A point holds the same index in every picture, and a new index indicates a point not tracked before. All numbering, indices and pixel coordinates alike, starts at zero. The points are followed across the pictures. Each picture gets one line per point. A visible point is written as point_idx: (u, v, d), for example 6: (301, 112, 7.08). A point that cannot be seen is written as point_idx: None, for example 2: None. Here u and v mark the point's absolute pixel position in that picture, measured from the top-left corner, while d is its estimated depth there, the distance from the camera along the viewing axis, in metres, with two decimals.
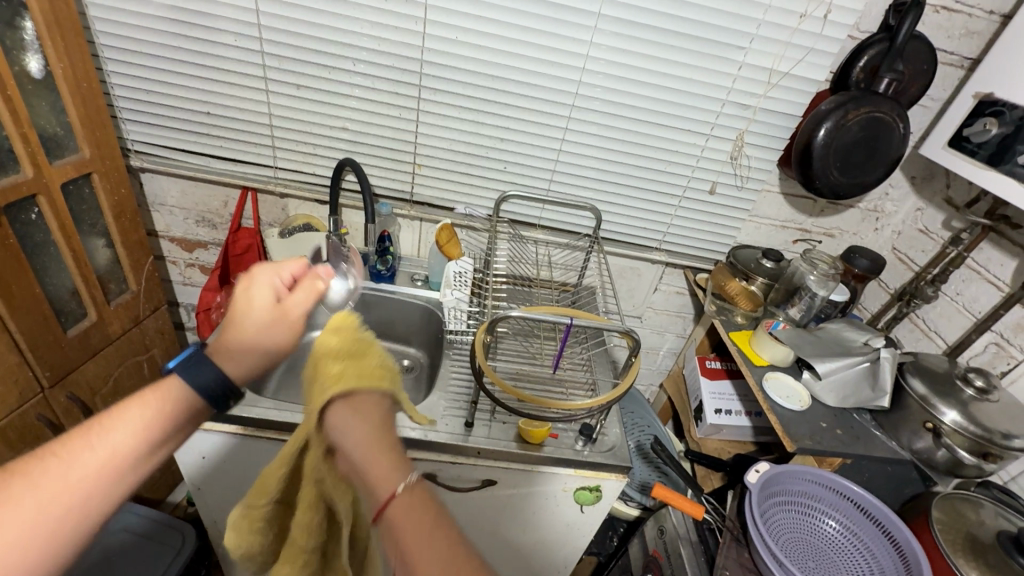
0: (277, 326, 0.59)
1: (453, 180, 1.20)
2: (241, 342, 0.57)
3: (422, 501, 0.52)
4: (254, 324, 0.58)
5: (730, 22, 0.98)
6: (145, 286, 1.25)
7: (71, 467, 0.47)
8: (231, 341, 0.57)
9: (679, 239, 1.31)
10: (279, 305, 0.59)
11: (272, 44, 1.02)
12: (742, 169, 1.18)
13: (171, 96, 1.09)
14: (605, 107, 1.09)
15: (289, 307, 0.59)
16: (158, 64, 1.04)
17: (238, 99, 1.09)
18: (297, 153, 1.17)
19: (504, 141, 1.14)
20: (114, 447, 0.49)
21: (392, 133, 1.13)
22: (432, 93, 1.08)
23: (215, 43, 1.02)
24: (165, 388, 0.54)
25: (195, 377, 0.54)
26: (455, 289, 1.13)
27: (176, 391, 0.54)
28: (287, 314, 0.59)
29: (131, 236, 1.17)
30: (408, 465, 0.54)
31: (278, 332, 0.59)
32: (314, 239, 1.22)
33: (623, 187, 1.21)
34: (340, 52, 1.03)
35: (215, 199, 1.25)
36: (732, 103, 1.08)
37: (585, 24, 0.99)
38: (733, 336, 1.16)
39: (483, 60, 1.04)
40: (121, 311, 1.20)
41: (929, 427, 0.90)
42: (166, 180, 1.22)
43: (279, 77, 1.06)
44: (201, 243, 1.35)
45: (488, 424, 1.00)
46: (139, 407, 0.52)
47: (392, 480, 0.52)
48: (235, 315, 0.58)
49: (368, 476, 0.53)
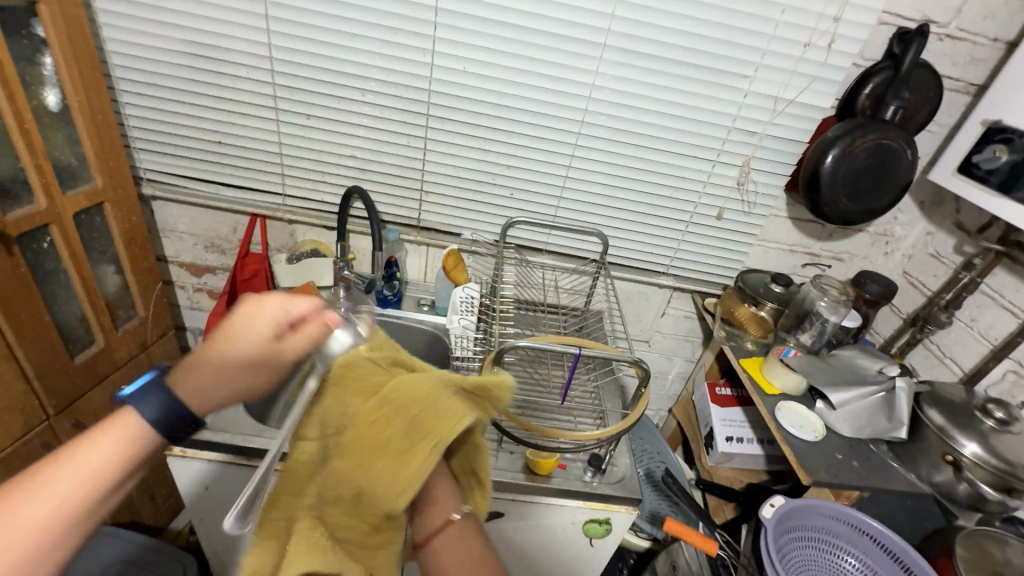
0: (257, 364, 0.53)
1: (460, 206, 1.20)
2: (211, 370, 0.52)
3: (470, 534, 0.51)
4: (229, 359, 0.52)
5: (734, 52, 0.99)
6: (153, 311, 1.25)
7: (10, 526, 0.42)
8: (197, 373, 0.52)
9: (687, 263, 1.30)
10: (273, 345, 0.52)
11: (284, 76, 1.04)
12: (749, 194, 1.17)
13: (184, 126, 1.11)
14: (610, 135, 1.10)
15: (280, 352, 0.53)
16: (172, 94, 1.06)
17: (249, 128, 1.11)
18: (306, 181, 1.18)
19: (510, 168, 1.15)
20: (62, 495, 0.44)
21: (399, 161, 1.14)
22: (439, 122, 1.09)
23: (228, 74, 1.04)
24: (117, 425, 0.48)
25: (143, 410, 0.48)
26: (463, 315, 1.13)
27: (127, 426, 0.48)
28: (276, 356, 0.53)
29: (140, 263, 1.18)
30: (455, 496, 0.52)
31: (260, 369, 0.53)
32: (322, 266, 1.24)
33: (630, 213, 1.21)
34: (350, 82, 1.04)
35: (224, 226, 1.27)
36: (738, 130, 1.08)
37: (591, 54, 1.00)
38: (743, 363, 1.15)
39: (491, 90, 1.05)
40: (129, 337, 1.20)
41: (949, 459, 0.88)
42: (177, 208, 1.23)
43: (290, 106, 1.08)
44: (210, 268, 1.36)
45: (495, 454, 0.99)
46: (80, 453, 0.46)
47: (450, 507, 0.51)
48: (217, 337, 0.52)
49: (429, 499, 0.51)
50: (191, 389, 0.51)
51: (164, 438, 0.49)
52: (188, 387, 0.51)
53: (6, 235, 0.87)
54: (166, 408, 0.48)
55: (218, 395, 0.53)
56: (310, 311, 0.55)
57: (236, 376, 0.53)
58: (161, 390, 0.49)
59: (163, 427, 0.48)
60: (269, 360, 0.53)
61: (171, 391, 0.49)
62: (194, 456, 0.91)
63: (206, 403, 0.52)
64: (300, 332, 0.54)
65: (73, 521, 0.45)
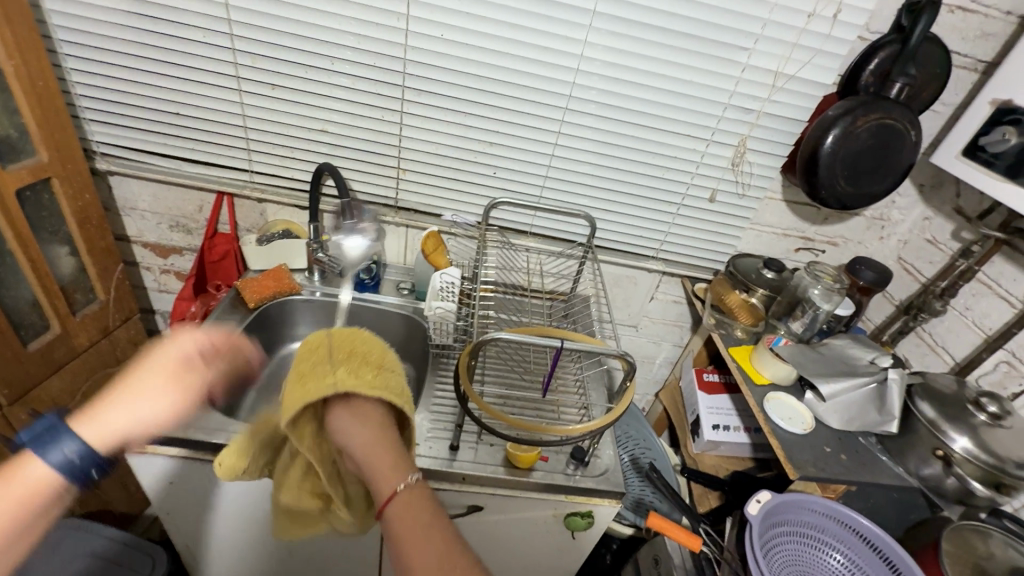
0: (173, 395, 0.59)
1: (440, 186, 1.14)
2: (122, 404, 0.56)
3: (419, 497, 0.57)
4: (141, 412, 0.57)
5: (734, 23, 0.92)
6: (114, 295, 1.18)
7: None
8: (104, 422, 0.55)
9: (677, 247, 1.25)
10: (180, 366, 0.60)
11: (245, 41, 0.95)
12: (744, 176, 1.11)
13: (138, 96, 1.01)
14: (600, 110, 1.03)
15: (190, 368, 0.61)
16: (121, 60, 0.97)
17: (209, 99, 1.02)
18: (274, 157, 1.10)
19: (493, 145, 1.08)
20: None
21: (374, 137, 1.06)
22: (416, 95, 1.01)
23: (182, 38, 0.94)
24: (18, 471, 0.51)
25: (49, 456, 0.51)
26: (443, 300, 1.08)
27: (31, 469, 0.51)
28: (187, 371, 0.61)
29: (97, 243, 1.10)
30: (409, 464, 0.60)
31: (172, 391, 0.59)
32: (292, 247, 1.19)
33: (620, 194, 1.15)
34: (317, 50, 0.96)
35: (189, 204, 1.19)
36: (735, 107, 1.02)
37: (578, 23, 0.93)
38: (732, 351, 1.11)
39: (471, 60, 0.97)
40: (89, 322, 1.14)
41: (939, 454, 0.86)
42: (136, 184, 1.15)
43: (253, 75, 0.99)
44: (176, 249, 1.29)
45: (474, 447, 0.95)
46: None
47: (395, 478, 0.57)
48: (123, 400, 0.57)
49: (371, 473, 0.59)
50: (99, 430, 0.55)
51: (69, 482, 0.52)
52: (97, 419, 0.55)
53: None
54: (76, 444, 0.52)
55: (134, 428, 0.57)
56: (198, 339, 0.65)
57: (158, 397, 0.58)
58: (68, 432, 0.53)
59: (67, 466, 0.51)
60: (186, 375, 0.60)
61: (77, 433, 0.53)
62: (155, 452, 0.86)
63: (116, 438, 0.56)
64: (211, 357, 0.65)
65: None
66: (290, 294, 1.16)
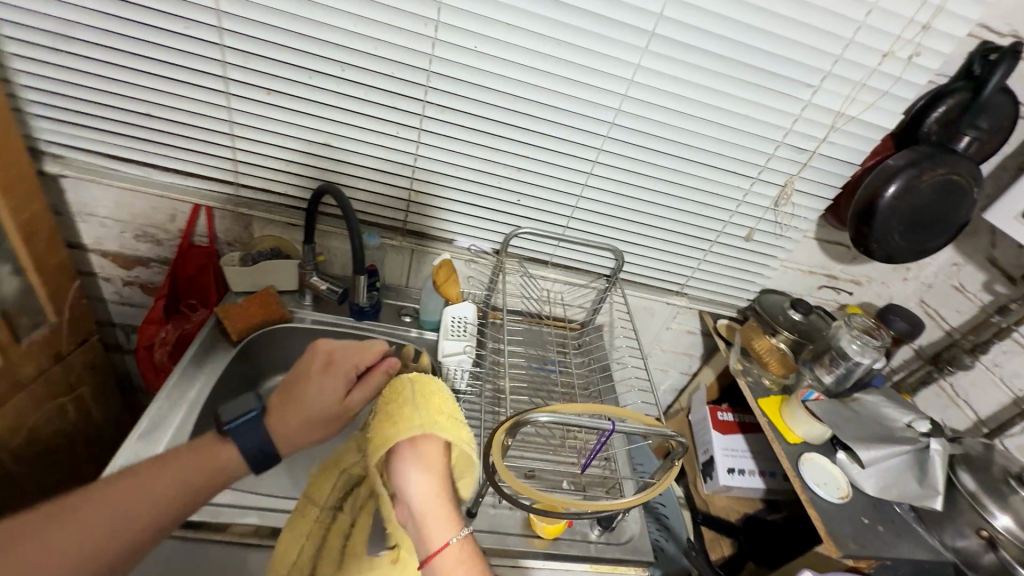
0: (331, 421, 0.63)
1: (456, 211, 1.01)
2: (291, 426, 0.61)
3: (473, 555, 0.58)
4: (316, 413, 0.62)
5: (803, 56, 0.83)
6: (68, 316, 1.02)
7: (109, 497, 0.54)
8: (289, 425, 0.61)
9: (703, 283, 1.18)
10: (342, 401, 0.64)
11: (236, 38, 0.79)
12: (785, 216, 1.04)
13: (98, 91, 0.84)
14: (643, 140, 0.93)
15: (350, 404, 0.64)
16: (77, 48, 0.79)
17: (187, 100, 0.85)
18: (264, 169, 0.95)
19: (520, 171, 0.96)
20: (161, 485, 0.55)
21: (385, 154, 0.93)
22: (438, 111, 0.88)
23: (157, 27, 0.78)
24: (212, 450, 0.59)
25: (241, 443, 0.59)
26: (457, 340, 0.99)
27: (224, 456, 0.59)
28: (349, 409, 0.64)
29: (46, 260, 0.93)
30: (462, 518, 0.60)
31: (332, 423, 0.63)
32: (282, 268, 1.04)
33: (651, 227, 1.06)
34: (326, 54, 0.81)
35: (158, 213, 1.02)
36: (788, 145, 0.94)
37: (633, 44, 0.81)
38: (762, 403, 1.06)
39: (507, 77, 0.84)
40: (36, 351, 0.97)
41: (983, 535, 0.82)
42: (93, 189, 0.97)
43: (243, 77, 0.83)
44: (141, 261, 1.12)
45: (492, 511, 0.87)
46: (191, 457, 0.58)
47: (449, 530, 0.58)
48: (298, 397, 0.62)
49: (425, 521, 0.58)
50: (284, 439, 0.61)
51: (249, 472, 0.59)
52: (283, 435, 0.61)
53: None
54: (258, 435, 0.59)
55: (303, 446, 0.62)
56: (377, 362, 0.68)
57: (311, 427, 0.62)
58: (260, 423, 0.60)
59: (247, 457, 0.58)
60: (343, 408, 0.63)
61: (265, 427, 0.60)
62: None
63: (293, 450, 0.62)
64: (364, 387, 0.65)
65: (146, 522, 0.54)
66: (279, 323, 1.03)
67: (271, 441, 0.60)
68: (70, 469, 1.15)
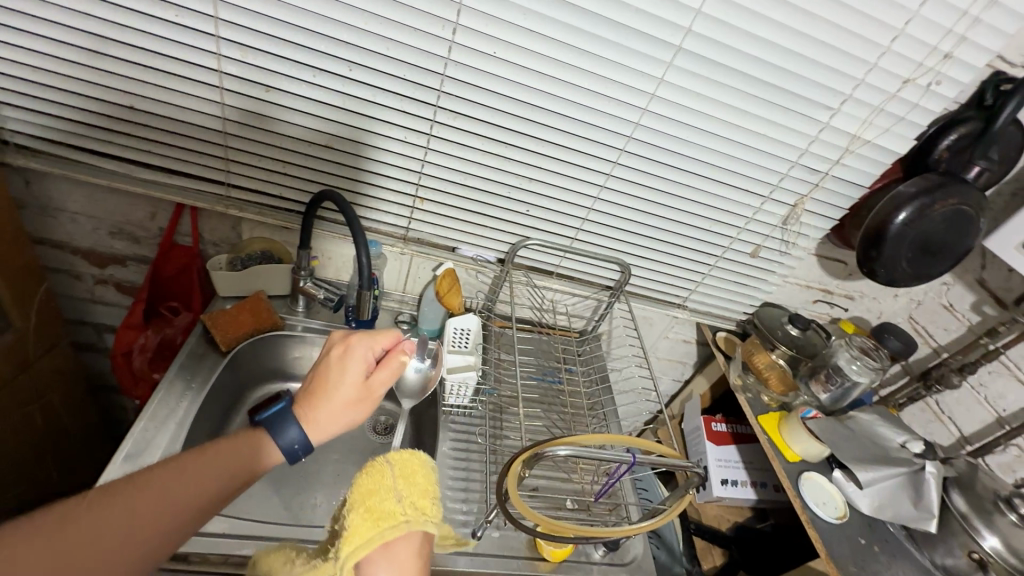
0: (359, 403, 0.66)
1: (462, 219, 0.97)
2: (320, 412, 0.64)
3: None
4: (344, 395, 0.65)
5: (826, 79, 0.82)
6: (35, 321, 0.94)
7: (149, 490, 0.53)
8: (321, 409, 0.64)
9: (705, 296, 1.18)
10: (365, 382, 0.66)
11: (232, 28, 0.72)
12: (792, 234, 1.04)
13: (73, 79, 0.76)
14: (660, 156, 0.90)
15: (372, 386, 0.66)
16: (52, 31, 0.71)
17: (175, 93, 0.78)
18: (258, 170, 0.88)
19: (532, 181, 0.92)
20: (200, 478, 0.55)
21: (391, 159, 0.88)
22: (450, 117, 0.83)
23: (144, 13, 0.70)
24: (247, 442, 0.61)
25: (278, 438, 0.60)
26: (459, 351, 0.96)
27: (265, 447, 0.61)
28: (372, 390, 0.66)
29: (11, 260, 0.86)
30: None
31: (359, 405, 0.66)
32: (274, 273, 0.98)
33: (661, 242, 1.04)
34: (332, 51, 0.75)
35: (137, 210, 0.94)
36: (802, 166, 0.93)
37: (657, 58, 0.78)
38: (762, 419, 1.07)
39: (525, 84, 0.80)
40: (1, 359, 0.89)
41: (974, 557, 0.85)
42: (64, 183, 0.89)
43: (239, 72, 0.76)
44: (116, 259, 1.03)
45: (498, 531, 0.85)
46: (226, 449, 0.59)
47: None
48: (329, 379, 0.66)
49: None
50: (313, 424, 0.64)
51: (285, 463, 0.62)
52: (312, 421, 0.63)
53: None
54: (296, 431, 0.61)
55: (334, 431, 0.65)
56: (396, 344, 0.71)
57: (339, 411, 0.65)
58: (290, 416, 0.62)
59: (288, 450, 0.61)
60: (366, 391, 0.66)
61: (295, 418, 0.63)
62: None
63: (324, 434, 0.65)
64: (385, 366, 0.67)
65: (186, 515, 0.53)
66: (272, 330, 0.97)
67: (303, 428, 0.62)
68: (38, 481, 1.07)
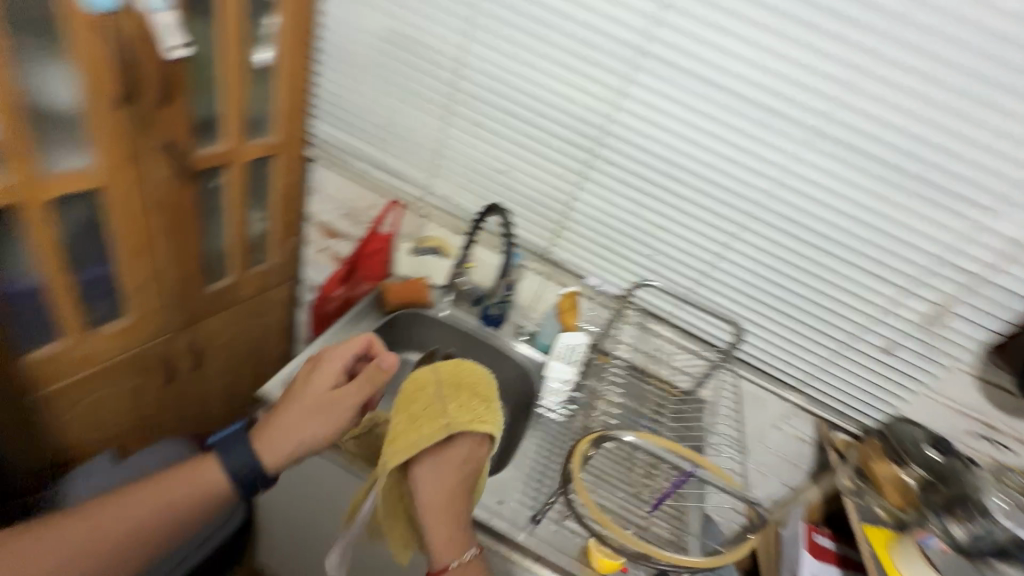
0: (315, 412, 0.66)
1: (594, 251, 1.14)
2: (274, 426, 0.65)
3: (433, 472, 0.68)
4: (306, 398, 0.67)
5: (965, 170, 0.84)
6: (281, 261, 1.33)
7: (113, 517, 0.60)
8: (272, 431, 0.65)
9: (827, 387, 1.12)
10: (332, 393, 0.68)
11: (469, 77, 1.07)
12: (936, 337, 0.97)
13: (364, 103, 1.18)
14: (786, 219, 0.97)
15: (338, 397, 0.67)
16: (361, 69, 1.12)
17: (419, 117, 1.15)
18: (455, 181, 1.19)
19: (661, 228, 1.06)
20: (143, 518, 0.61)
21: (550, 189, 1.11)
22: (604, 161, 1.04)
23: (417, 64, 1.10)
24: (195, 470, 0.64)
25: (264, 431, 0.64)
26: (563, 361, 1.09)
27: (207, 473, 0.64)
28: (339, 399, 0.68)
29: (286, 215, 1.27)
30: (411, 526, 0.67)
31: (325, 419, 0.66)
32: (438, 265, 1.25)
33: (780, 309, 1.06)
34: (529, 100, 1.05)
35: (365, 201, 1.31)
36: (945, 259, 0.90)
37: (790, 134, 0.90)
38: (867, 530, 0.95)
39: (668, 141, 0.98)
40: (256, 279, 1.28)
41: None
42: (331, 173, 1.30)
43: (464, 109, 1.11)
44: (340, 235, 1.38)
45: (556, 524, 0.91)
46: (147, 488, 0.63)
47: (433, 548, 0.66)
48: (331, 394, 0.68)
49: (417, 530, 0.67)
50: (268, 447, 0.64)
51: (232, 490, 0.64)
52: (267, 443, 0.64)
53: (193, 165, 0.95)
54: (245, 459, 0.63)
55: (291, 452, 0.65)
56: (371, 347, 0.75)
57: (294, 422, 0.65)
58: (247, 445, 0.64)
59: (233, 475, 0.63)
60: (328, 404, 0.67)
61: (255, 449, 0.64)
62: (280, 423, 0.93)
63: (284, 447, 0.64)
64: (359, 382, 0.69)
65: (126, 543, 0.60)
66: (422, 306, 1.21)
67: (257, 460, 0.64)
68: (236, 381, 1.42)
